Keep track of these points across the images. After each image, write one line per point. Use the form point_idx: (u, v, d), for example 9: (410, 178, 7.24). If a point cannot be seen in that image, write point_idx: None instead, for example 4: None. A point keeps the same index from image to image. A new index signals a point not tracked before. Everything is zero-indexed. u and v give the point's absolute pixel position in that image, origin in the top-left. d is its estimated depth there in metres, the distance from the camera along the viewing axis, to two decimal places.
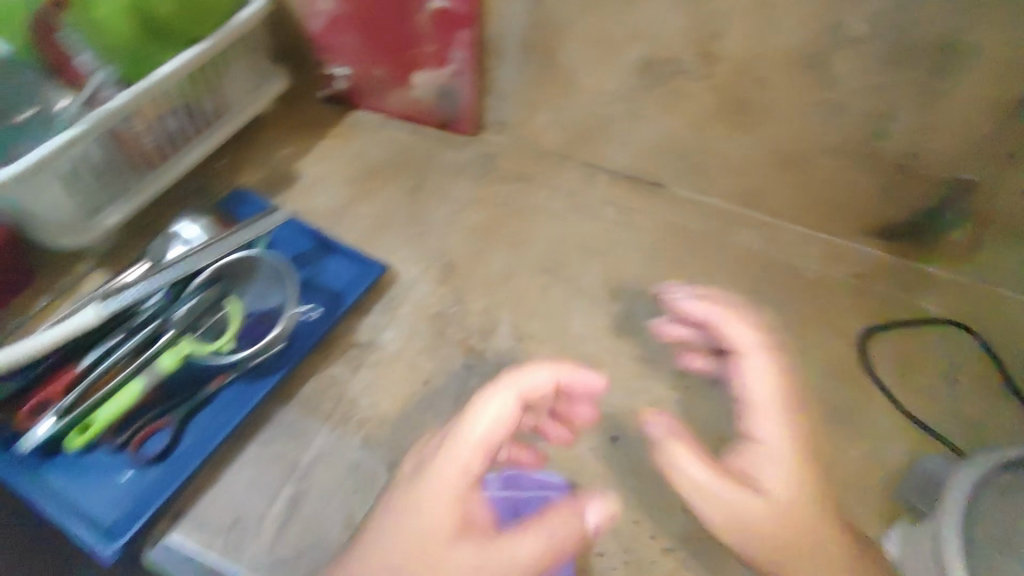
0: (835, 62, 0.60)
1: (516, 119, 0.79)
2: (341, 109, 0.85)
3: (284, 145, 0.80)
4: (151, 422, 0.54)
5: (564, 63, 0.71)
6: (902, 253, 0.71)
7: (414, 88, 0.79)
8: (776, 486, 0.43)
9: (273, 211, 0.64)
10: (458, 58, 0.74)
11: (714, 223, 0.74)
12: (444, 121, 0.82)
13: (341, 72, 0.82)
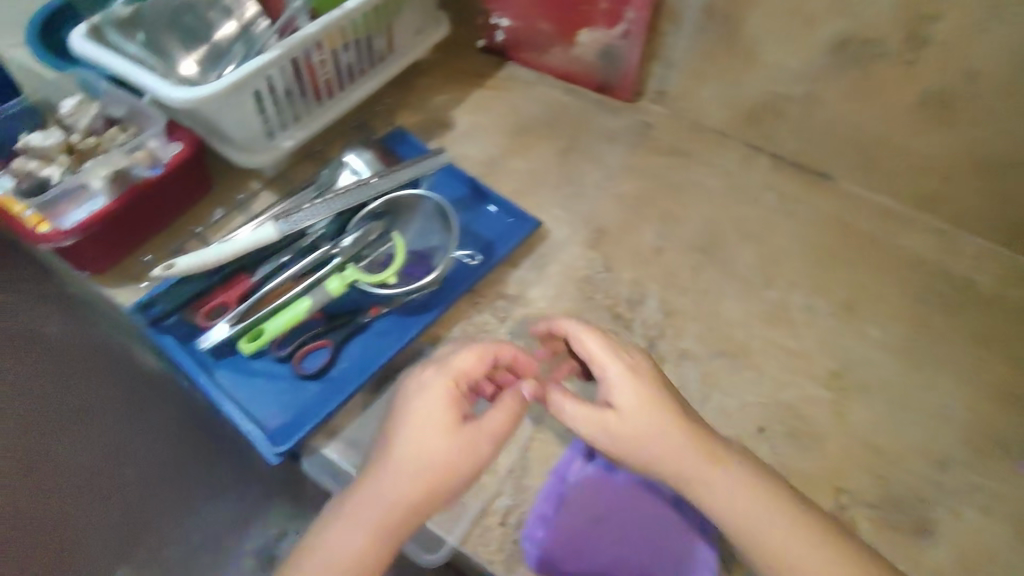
0: None
1: (680, 90, 0.76)
2: (496, 60, 0.84)
3: (442, 91, 0.81)
4: (313, 339, 0.56)
5: (745, 34, 0.66)
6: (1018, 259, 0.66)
7: (577, 47, 0.78)
8: (642, 423, 0.46)
9: (438, 153, 0.64)
10: (630, 18, 0.71)
11: (884, 223, 0.69)
12: (601, 83, 0.80)
13: (502, 23, 0.80)
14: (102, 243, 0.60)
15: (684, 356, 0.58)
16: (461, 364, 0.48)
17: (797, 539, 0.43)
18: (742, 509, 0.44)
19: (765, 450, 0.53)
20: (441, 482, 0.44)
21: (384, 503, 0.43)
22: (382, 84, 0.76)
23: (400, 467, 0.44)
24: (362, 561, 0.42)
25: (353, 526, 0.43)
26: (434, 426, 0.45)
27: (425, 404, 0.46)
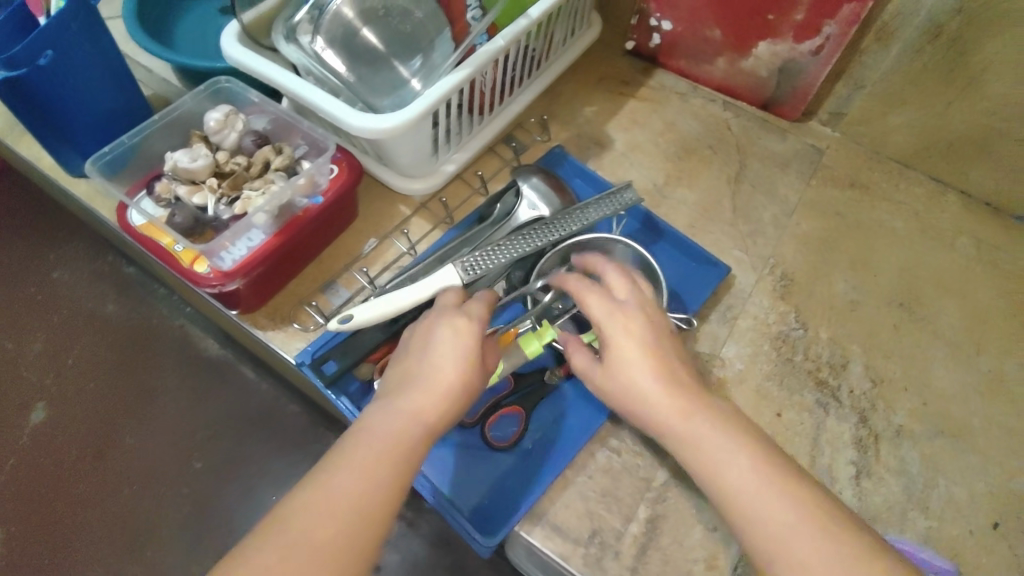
0: None
1: (864, 114, 0.68)
2: (643, 65, 0.76)
3: (591, 102, 0.71)
4: (502, 404, 0.51)
5: (976, 62, 0.58)
6: None
7: (747, 59, 0.69)
8: (625, 374, 0.42)
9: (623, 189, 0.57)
10: (828, 33, 0.62)
11: None
12: (767, 100, 0.72)
13: (661, 25, 0.71)
14: (257, 283, 0.53)
15: (901, 435, 0.53)
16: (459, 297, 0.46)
17: (785, 495, 0.37)
18: (714, 461, 0.39)
19: (1004, 549, 0.49)
20: (465, 395, 0.40)
21: (413, 406, 0.38)
22: (537, 93, 0.68)
23: (429, 376, 0.40)
24: (391, 463, 0.36)
25: (386, 421, 0.38)
26: (457, 336, 0.41)
27: (447, 320, 0.42)
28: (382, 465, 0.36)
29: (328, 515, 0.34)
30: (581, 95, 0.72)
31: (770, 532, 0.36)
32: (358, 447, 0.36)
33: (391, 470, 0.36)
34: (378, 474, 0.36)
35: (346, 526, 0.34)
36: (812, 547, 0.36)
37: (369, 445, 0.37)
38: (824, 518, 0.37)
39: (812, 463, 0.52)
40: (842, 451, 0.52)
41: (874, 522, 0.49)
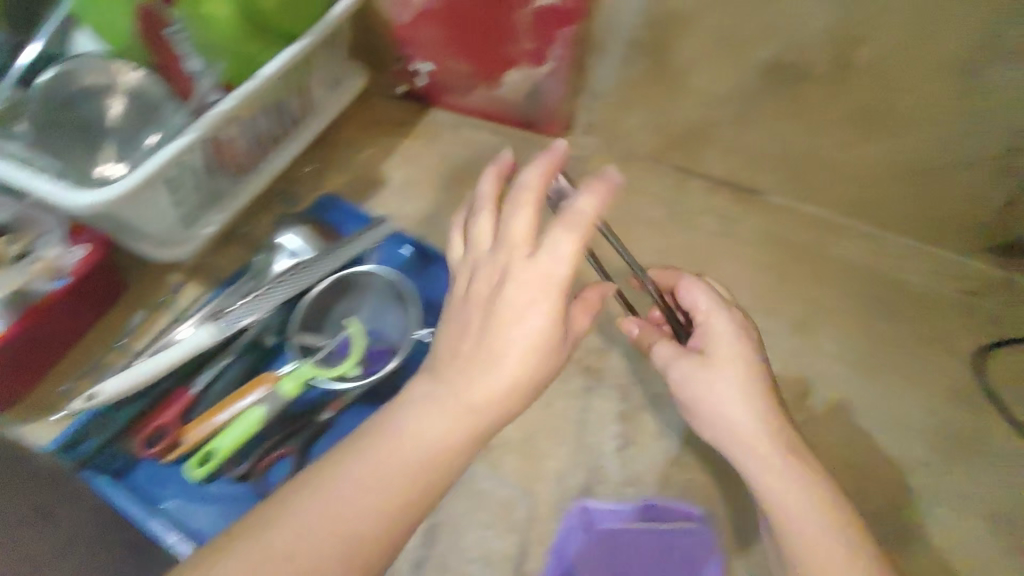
0: (987, 73, 0.57)
1: (609, 121, 0.76)
2: (416, 106, 0.81)
3: (366, 146, 0.76)
4: (271, 451, 0.53)
5: (675, 64, 0.67)
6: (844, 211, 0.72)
7: (499, 86, 0.76)
8: (723, 384, 0.48)
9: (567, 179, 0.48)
10: (556, 56, 0.70)
11: (818, 236, 0.72)
12: (527, 120, 0.79)
13: (422, 68, 0.77)
14: (5, 372, 0.52)
15: (660, 403, 0.59)
16: (576, 249, 0.39)
17: (802, 477, 0.46)
18: (748, 432, 0.47)
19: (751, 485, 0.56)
20: (523, 389, 0.41)
21: (474, 404, 0.39)
22: (302, 147, 0.71)
23: (504, 366, 0.40)
24: (430, 476, 0.38)
25: (436, 413, 0.39)
26: (534, 324, 0.40)
27: (549, 303, 0.40)
28: (429, 464, 0.38)
29: (341, 507, 0.36)
30: (355, 141, 0.76)
31: (785, 499, 0.45)
32: (397, 445, 0.38)
33: (434, 469, 0.38)
34: (409, 472, 0.38)
35: (378, 515, 0.37)
36: (808, 512, 0.45)
37: (418, 444, 0.39)
38: (819, 494, 0.45)
39: (581, 443, 0.58)
40: (608, 428, 0.58)
41: (637, 484, 0.56)
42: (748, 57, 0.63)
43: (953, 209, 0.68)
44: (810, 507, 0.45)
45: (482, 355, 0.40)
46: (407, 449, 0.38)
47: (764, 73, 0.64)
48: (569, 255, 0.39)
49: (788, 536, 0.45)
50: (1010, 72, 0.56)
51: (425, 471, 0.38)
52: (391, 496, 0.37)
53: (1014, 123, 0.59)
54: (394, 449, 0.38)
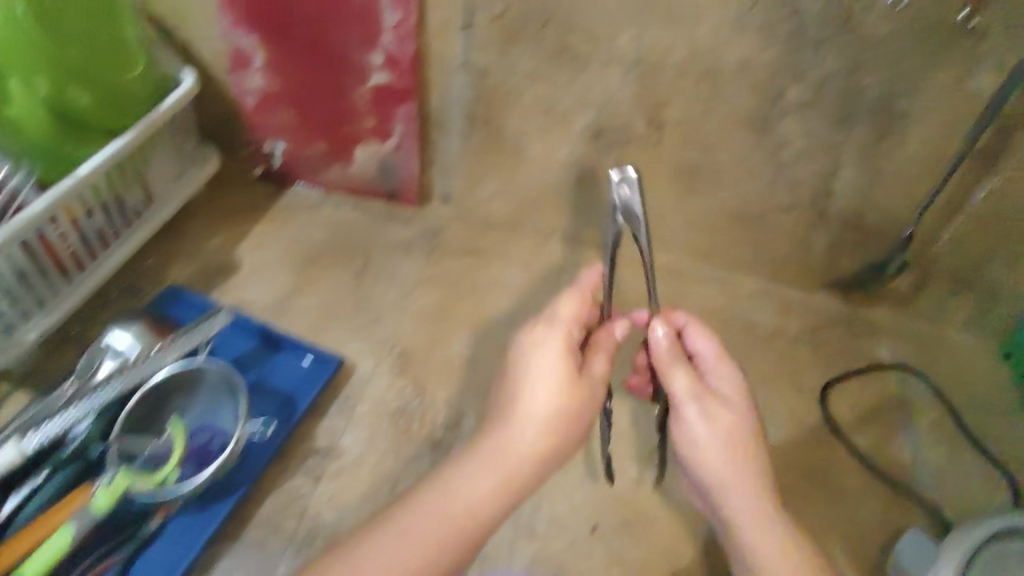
0: (781, 126, 0.61)
1: (463, 190, 0.78)
2: (273, 187, 0.83)
3: (215, 233, 0.77)
4: (92, 568, 0.51)
5: (509, 134, 0.71)
6: (693, 256, 0.75)
7: (354, 163, 0.78)
8: (716, 422, 0.52)
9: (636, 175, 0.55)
10: (399, 131, 0.73)
11: (669, 284, 0.75)
12: (388, 193, 0.80)
13: (276, 149, 0.79)
14: None
15: None
16: (577, 309, 0.53)
17: (770, 512, 0.50)
18: (720, 466, 0.51)
19: (600, 549, 0.57)
20: (563, 433, 0.49)
21: (517, 446, 0.48)
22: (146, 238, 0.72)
23: (531, 415, 0.49)
24: (475, 510, 0.47)
25: (492, 463, 0.48)
26: (553, 375, 0.50)
27: (556, 355, 0.50)
28: (482, 506, 0.47)
29: (415, 540, 0.45)
30: (210, 226, 0.78)
31: (758, 532, 0.50)
32: (453, 490, 0.47)
33: (484, 508, 0.47)
34: (462, 513, 0.47)
35: (425, 549, 0.45)
36: (772, 546, 0.49)
37: (474, 489, 0.47)
38: (786, 533, 0.50)
39: None
40: None
41: (483, 561, 0.56)
42: (571, 124, 0.67)
43: (789, 251, 0.71)
44: (776, 541, 0.49)
45: (551, 410, 0.49)
46: (457, 493, 0.47)
47: (590, 138, 0.68)
48: (569, 314, 0.52)
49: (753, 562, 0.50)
50: (801, 124, 0.60)
51: (470, 505, 0.47)
52: (452, 526, 0.46)
53: (857, 177, 0.63)
54: (451, 495, 0.47)
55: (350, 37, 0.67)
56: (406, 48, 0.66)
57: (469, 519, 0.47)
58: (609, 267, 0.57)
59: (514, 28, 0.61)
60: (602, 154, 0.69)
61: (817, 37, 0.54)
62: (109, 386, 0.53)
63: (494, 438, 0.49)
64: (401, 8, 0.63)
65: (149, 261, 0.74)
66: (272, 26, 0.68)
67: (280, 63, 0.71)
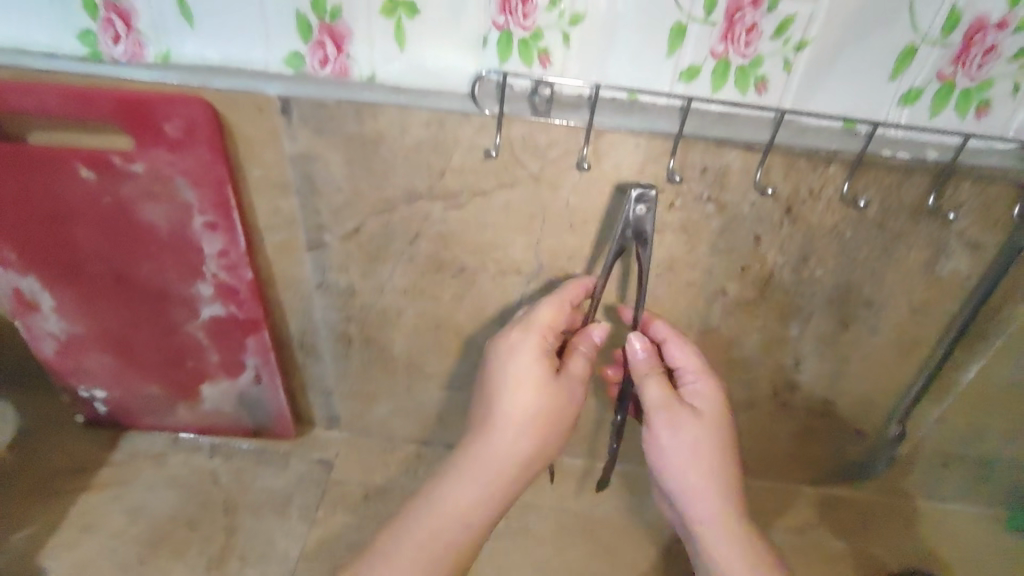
0: (726, 324, 0.49)
1: (351, 412, 0.62)
2: (106, 436, 0.64)
3: (19, 526, 0.57)
4: None
5: (396, 353, 0.56)
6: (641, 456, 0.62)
7: (204, 401, 0.61)
8: (685, 443, 0.44)
9: (655, 193, 0.40)
10: (253, 363, 0.56)
11: (618, 498, 0.61)
12: (256, 429, 0.63)
13: (97, 394, 0.61)
14: None
15: None
16: (552, 314, 0.44)
17: (742, 541, 0.44)
18: (685, 486, 0.45)
19: None
20: (544, 439, 0.44)
21: (500, 451, 0.43)
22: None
23: (506, 422, 0.44)
24: (465, 522, 0.43)
25: (473, 473, 0.43)
26: (526, 383, 0.43)
27: (531, 361, 0.43)
28: (464, 517, 0.43)
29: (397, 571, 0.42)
30: (12, 515, 0.57)
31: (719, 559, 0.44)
32: (442, 508, 0.43)
33: (468, 521, 0.43)
34: (449, 527, 0.43)
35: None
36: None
37: (455, 502, 0.43)
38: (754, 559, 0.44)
39: None
40: None
41: None
42: (470, 339, 0.54)
43: (753, 448, 0.58)
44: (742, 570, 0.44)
45: (531, 408, 0.43)
46: (440, 505, 0.43)
47: None
48: (547, 317, 0.44)
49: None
50: (751, 320, 0.49)
51: (455, 518, 0.43)
52: (440, 547, 0.43)
53: (825, 369, 0.51)
54: (434, 510, 0.43)
55: (165, 266, 0.51)
56: (241, 275, 0.50)
57: (457, 534, 0.43)
58: (603, 278, 0.43)
59: (374, 244, 0.48)
60: None
61: (755, 229, 0.44)
62: None
63: (471, 446, 0.44)
64: (222, 235, 0.48)
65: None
66: (60, 263, 0.51)
67: (80, 302, 0.54)
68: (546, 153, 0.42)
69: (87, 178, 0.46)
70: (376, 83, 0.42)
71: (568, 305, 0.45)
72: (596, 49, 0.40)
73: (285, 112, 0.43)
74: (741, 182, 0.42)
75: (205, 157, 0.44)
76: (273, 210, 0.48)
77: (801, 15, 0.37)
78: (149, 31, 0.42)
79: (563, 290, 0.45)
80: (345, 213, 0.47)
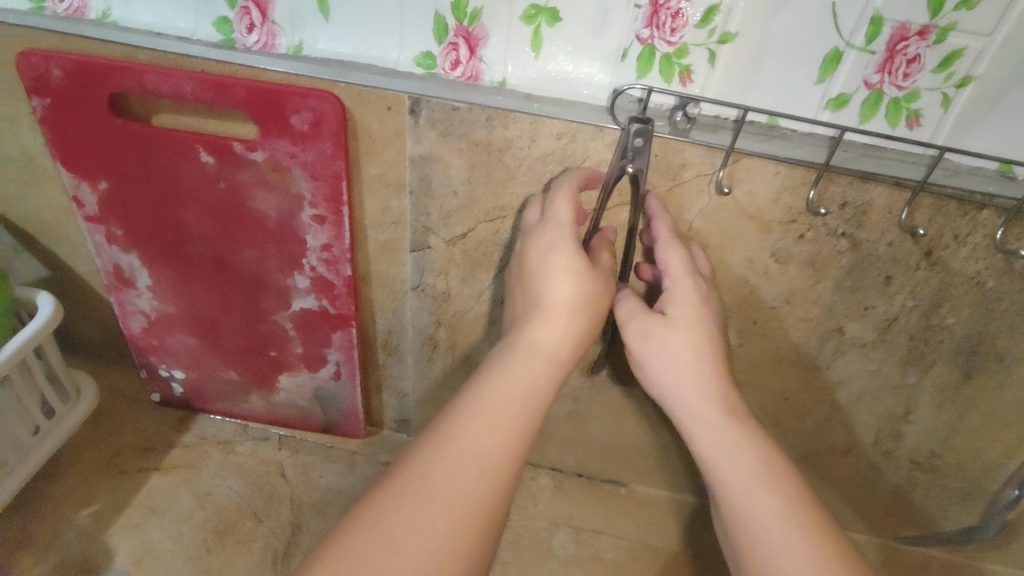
0: (834, 365, 0.47)
1: (424, 418, 0.62)
2: (177, 417, 0.64)
3: (89, 499, 0.57)
4: None
5: (482, 360, 0.55)
6: None
7: (278, 392, 0.60)
8: (664, 351, 0.39)
9: (651, 123, 0.38)
10: (335, 359, 0.56)
11: (695, 535, 0.59)
12: (327, 425, 0.62)
13: (176, 375, 0.61)
14: None
15: None
16: (570, 208, 0.39)
17: (767, 466, 0.36)
18: (681, 397, 0.38)
19: None
20: (591, 321, 0.38)
21: (551, 329, 0.37)
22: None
23: (554, 308, 0.38)
24: (525, 403, 0.34)
25: (522, 360, 0.36)
26: (566, 263, 0.38)
27: (566, 245, 0.38)
28: (533, 391, 0.35)
29: (443, 481, 0.30)
30: (83, 489, 0.58)
31: (738, 486, 0.35)
32: (507, 382, 0.35)
33: (533, 398, 0.35)
34: (509, 403, 0.34)
35: (470, 486, 0.31)
36: (768, 505, 0.34)
37: (514, 382, 0.35)
38: (792, 495, 0.35)
39: None
40: None
41: None
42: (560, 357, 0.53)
43: (844, 492, 0.55)
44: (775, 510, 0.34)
45: (575, 283, 0.38)
46: (494, 383, 0.35)
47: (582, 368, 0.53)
48: (569, 212, 0.39)
49: (736, 541, 0.35)
50: (861, 363, 0.47)
51: (506, 415, 0.34)
52: (506, 431, 0.33)
53: (941, 422, 0.48)
54: (493, 387, 0.35)
55: (265, 254, 0.51)
56: (340, 270, 0.50)
57: (511, 437, 0.33)
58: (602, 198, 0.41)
59: (480, 251, 0.48)
60: (604, 388, 0.54)
61: (887, 269, 0.42)
62: None
63: (519, 328, 0.38)
64: (329, 228, 0.48)
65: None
66: (161, 241, 0.52)
67: (175, 281, 0.54)
68: (678, 174, 0.41)
69: (206, 162, 0.46)
70: (507, 89, 0.42)
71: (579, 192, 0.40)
72: (745, 70, 0.38)
73: (413, 113, 0.42)
74: (880, 220, 0.40)
75: (325, 151, 0.44)
76: (383, 209, 0.47)
77: (970, 50, 0.35)
78: (285, 23, 0.42)
79: (570, 179, 0.41)
80: (455, 218, 0.47)
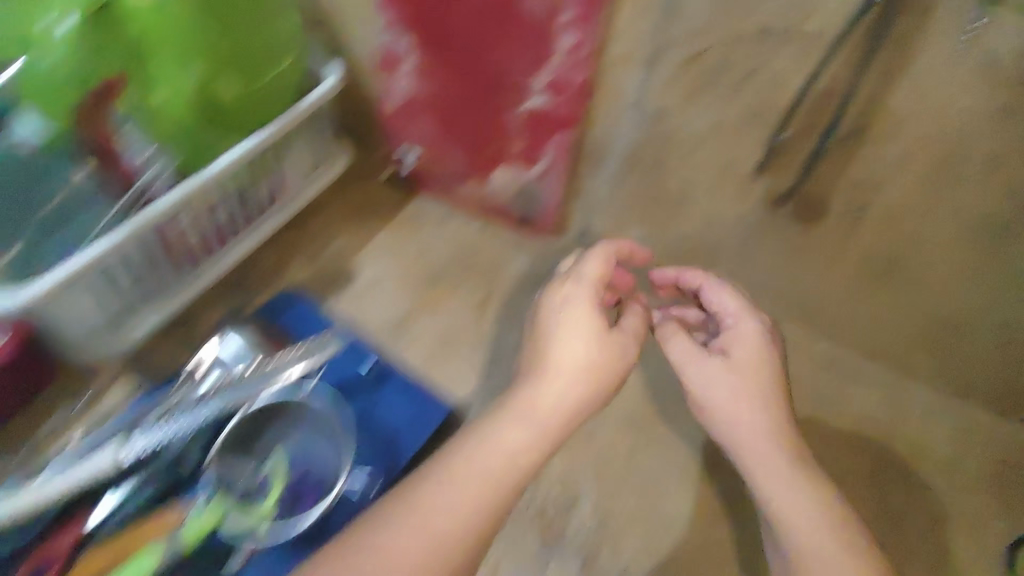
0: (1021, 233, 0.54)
1: (607, 228, 0.71)
2: (400, 194, 0.76)
3: (338, 232, 0.73)
4: None
5: (677, 178, 0.64)
6: (868, 351, 0.67)
7: (490, 181, 0.71)
8: (717, 396, 0.49)
9: None
10: (547, 158, 0.66)
11: (831, 382, 0.67)
12: (522, 218, 0.72)
13: (409, 154, 0.73)
14: None
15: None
16: (599, 267, 0.51)
17: (812, 501, 0.45)
18: (742, 434, 0.48)
19: None
20: (595, 387, 0.47)
21: (542, 424, 0.46)
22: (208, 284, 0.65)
23: (552, 371, 0.47)
24: (504, 472, 0.43)
25: (514, 427, 0.45)
26: (579, 324, 0.48)
27: (582, 312, 0.49)
28: (513, 464, 0.44)
29: (434, 507, 0.41)
30: (329, 224, 0.73)
31: (802, 522, 0.44)
32: (492, 450, 0.44)
33: (511, 466, 0.44)
34: (490, 473, 0.43)
35: (451, 528, 0.40)
36: (826, 538, 0.43)
37: (495, 450, 0.44)
38: (857, 525, 0.44)
39: None
40: None
41: None
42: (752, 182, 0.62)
43: (980, 365, 0.63)
44: (837, 556, 0.42)
45: (575, 367, 0.47)
46: (477, 444, 0.44)
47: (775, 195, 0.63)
48: (595, 270, 0.51)
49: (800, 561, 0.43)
50: None
51: (481, 476, 0.43)
52: (492, 474, 0.43)
53: None
54: (473, 453, 0.44)
55: (514, 53, 0.59)
56: (576, 74, 0.58)
57: (481, 507, 0.42)
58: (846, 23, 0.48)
59: (709, 73, 0.56)
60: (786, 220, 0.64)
61: None
62: (200, 408, 0.53)
63: (521, 389, 0.47)
64: (580, 28, 0.55)
65: (221, 300, 0.68)
66: (432, 31, 0.62)
67: (433, 69, 0.65)
68: (922, 15, 0.46)
69: None
70: None
71: (609, 265, 0.51)
72: None
73: None
74: None
75: None
76: (632, 21, 0.54)
77: None
78: None
79: (600, 256, 0.51)
80: (697, 37, 0.54)
